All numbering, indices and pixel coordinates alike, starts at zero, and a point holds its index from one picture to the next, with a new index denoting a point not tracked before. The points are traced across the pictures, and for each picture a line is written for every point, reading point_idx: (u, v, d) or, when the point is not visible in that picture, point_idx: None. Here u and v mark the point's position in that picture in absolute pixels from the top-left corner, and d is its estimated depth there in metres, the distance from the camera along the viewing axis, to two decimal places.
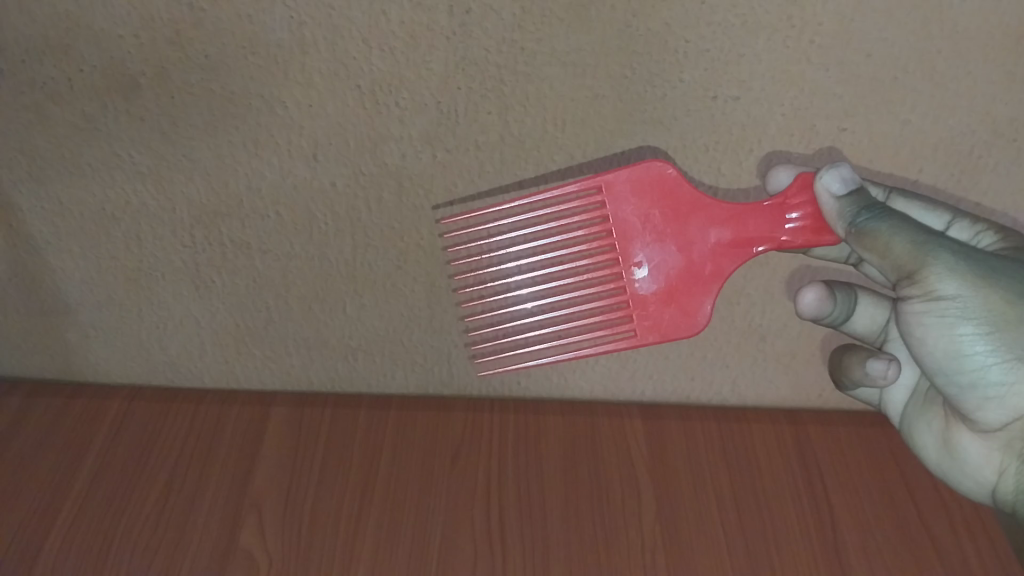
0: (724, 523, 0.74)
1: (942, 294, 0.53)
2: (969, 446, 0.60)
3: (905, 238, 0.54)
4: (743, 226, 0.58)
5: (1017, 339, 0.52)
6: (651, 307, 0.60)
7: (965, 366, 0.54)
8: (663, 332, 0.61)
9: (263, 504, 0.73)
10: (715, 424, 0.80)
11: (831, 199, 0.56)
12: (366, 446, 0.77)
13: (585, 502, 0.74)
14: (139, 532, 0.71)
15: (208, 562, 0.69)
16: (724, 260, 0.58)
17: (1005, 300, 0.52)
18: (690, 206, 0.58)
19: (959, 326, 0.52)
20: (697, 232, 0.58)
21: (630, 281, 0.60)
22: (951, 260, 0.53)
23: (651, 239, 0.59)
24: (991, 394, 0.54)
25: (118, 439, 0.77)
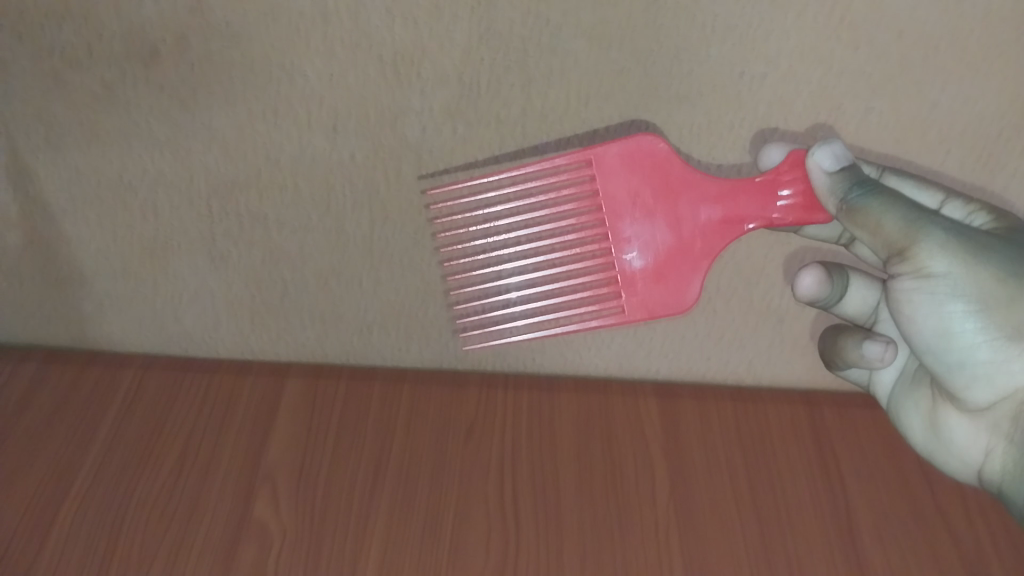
0: (737, 504, 0.74)
1: (932, 272, 0.52)
2: (955, 425, 0.59)
3: (896, 214, 0.53)
4: (734, 204, 0.57)
5: (1007, 318, 0.51)
6: (638, 283, 0.59)
7: (954, 344, 0.53)
8: (649, 310, 0.60)
9: (278, 479, 0.72)
10: (729, 405, 0.80)
11: (823, 175, 0.55)
12: (381, 418, 0.77)
13: (599, 480, 0.74)
14: (152, 501, 0.70)
15: (223, 533, 0.69)
16: (714, 237, 0.58)
17: (997, 279, 0.51)
18: (680, 181, 0.57)
19: (949, 303, 0.52)
20: (686, 208, 0.57)
21: (618, 257, 0.59)
22: (942, 238, 0.52)
23: (640, 215, 0.58)
24: (979, 372, 0.53)
25: (133, 408, 0.77)
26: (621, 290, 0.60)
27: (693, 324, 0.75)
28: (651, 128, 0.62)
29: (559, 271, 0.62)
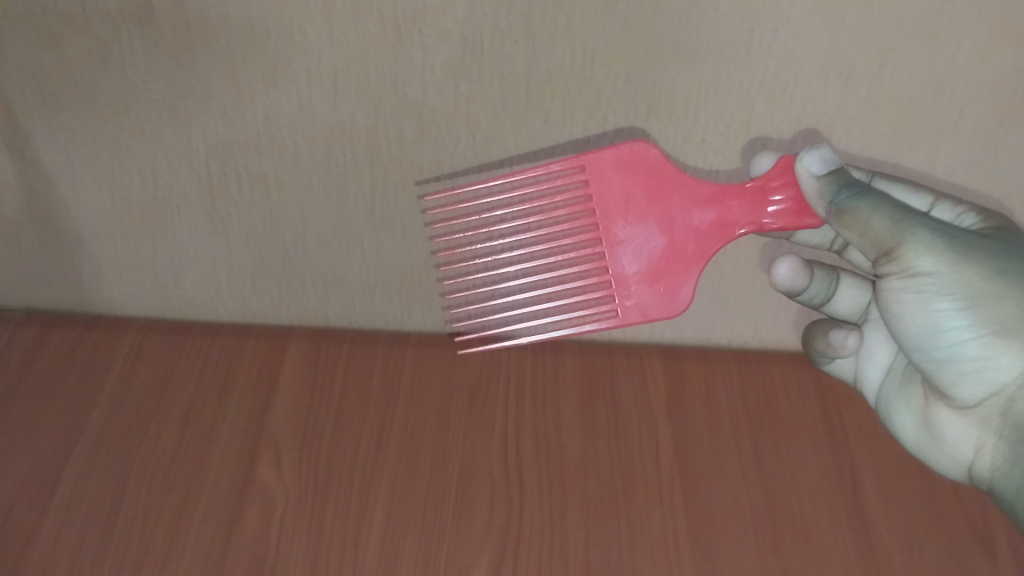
0: (743, 466, 0.73)
1: (919, 271, 0.51)
2: (946, 423, 0.57)
3: (885, 216, 0.52)
4: (725, 207, 0.56)
5: (994, 314, 0.51)
6: (632, 285, 0.58)
7: (942, 341, 0.52)
8: (644, 313, 0.58)
9: (280, 440, 0.71)
10: (734, 368, 0.80)
11: (811, 179, 0.54)
12: (385, 381, 0.76)
13: (603, 441, 0.74)
14: (156, 464, 0.69)
15: (227, 494, 0.67)
16: (708, 242, 0.56)
17: (983, 276, 0.51)
18: (669, 183, 0.56)
19: (937, 301, 0.51)
20: (678, 210, 0.56)
21: (609, 259, 0.58)
22: (929, 238, 0.51)
23: (629, 217, 0.57)
24: (968, 369, 0.52)
25: (133, 372, 0.76)
26: (615, 292, 0.58)
27: (699, 288, 0.75)
28: (642, 117, 0.62)
29: (556, 274, 0.61)
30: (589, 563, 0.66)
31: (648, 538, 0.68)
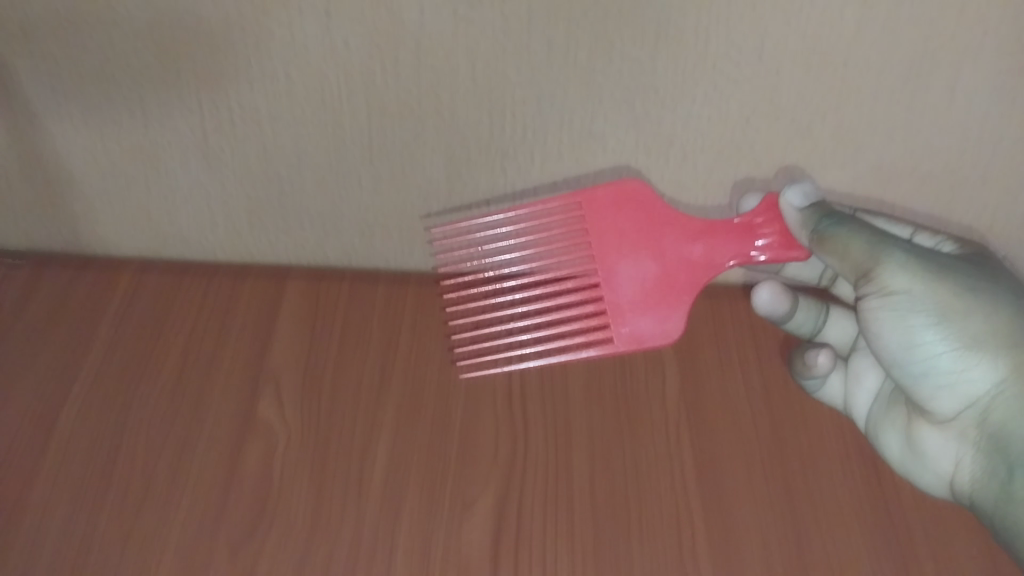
0: (750, 402, 0.72)
1: (894, 290, 0.57)
2: (926, 438, 0.61)
3: (861, 241, 0.59)
4: (715, 242, 0.64)
5: (964, 328, 0.56)
6: (626, 312, 0.64)
7: (919, 356, 0.57)
8: (634, 340, 0.64)
9: (281, 377, 0.70)
10: (741, 303, 0.79)
11: (793, 211, 0.62)
12: (387, 318, 0.75)
13: (608, 376, 0.73)
14: (155, 403, 0.68)
15: (228, 432, 0.66)
16: (696, 275, 0.64)
17: (953, 293, 0.57)
18: (664, 219, 0.64)
19: (911, 317, 0.57)
20: (670, 245, 0.64)
21: (606, 288, 0.64)
22: (903, 258, 0.58)
23: (627, 251, 0.64)
24: (943, 382, 0.57)
25: (129, 313, 0.75)
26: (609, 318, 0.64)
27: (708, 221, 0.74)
28: (650, 42, 0.59)
29: (554, 304, 0.66)
30: (595, 495, 0.64)
31: (654, 470, 0.66)
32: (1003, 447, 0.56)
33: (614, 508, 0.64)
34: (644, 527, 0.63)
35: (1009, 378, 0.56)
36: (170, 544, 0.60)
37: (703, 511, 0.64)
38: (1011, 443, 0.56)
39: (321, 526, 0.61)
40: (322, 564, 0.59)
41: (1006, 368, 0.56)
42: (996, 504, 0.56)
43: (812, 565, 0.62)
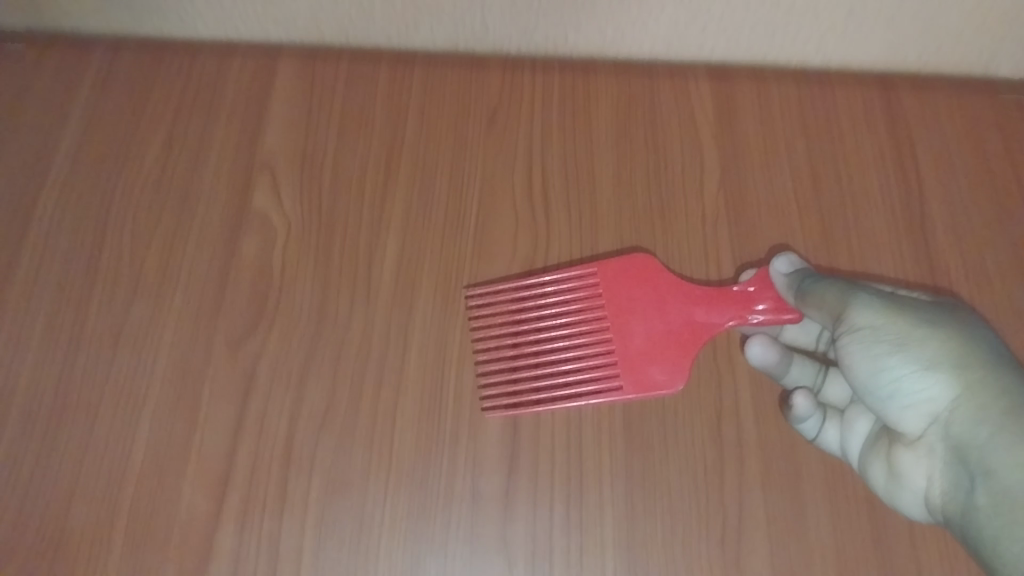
0: (799, 194, 0.63)
1: (858, 325, 0.47)
2: (899, 460, 0.48)
3: (837, 289, 0.50)
4: (715, 305, 0.55)
5: (928, 348, 0.45)
6: (636, 360, 0.54)
7: (881, 380, 0.46)
8: (643, 386, 0.53)
9: (277, 164, 0.63)
10: (793, 87, 0.68)
11: (781, 277, 0.55)
12: (391, 98, 0.66)
13: (641, 163, 0.64)
14: (139, 193, 0.61)
15: (221, 225, 0.60)
16: (704, 337, 0.54)
17: (922, 322, 0.46)
18: (666, 284, 0.56)
19: (875, 347, 0.46)
20: (673, 301, 0.55)
21: (610, 337, 0.55)
22: (872, 298, 0.48)
23: (626, 305, 0.56)
24: (908, 403, 0.46)
25: (106, 94, 0.66)
26: (618, 366, 0.54)
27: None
28: None
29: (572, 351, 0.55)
30: None
31: (689, 267, 0.60)
32: (968, 457, 0.43)
33: None
34: None
35: (975, 393, 0.44)
36: (163, 344, 0.55)
37: None
38: (974, 455, 0.43)
39: (326, 325, 0.56)
40: (330, 364, 0.55)
41: (973, 383, 0.44)
42: (962, 523, 0.44)
43: None
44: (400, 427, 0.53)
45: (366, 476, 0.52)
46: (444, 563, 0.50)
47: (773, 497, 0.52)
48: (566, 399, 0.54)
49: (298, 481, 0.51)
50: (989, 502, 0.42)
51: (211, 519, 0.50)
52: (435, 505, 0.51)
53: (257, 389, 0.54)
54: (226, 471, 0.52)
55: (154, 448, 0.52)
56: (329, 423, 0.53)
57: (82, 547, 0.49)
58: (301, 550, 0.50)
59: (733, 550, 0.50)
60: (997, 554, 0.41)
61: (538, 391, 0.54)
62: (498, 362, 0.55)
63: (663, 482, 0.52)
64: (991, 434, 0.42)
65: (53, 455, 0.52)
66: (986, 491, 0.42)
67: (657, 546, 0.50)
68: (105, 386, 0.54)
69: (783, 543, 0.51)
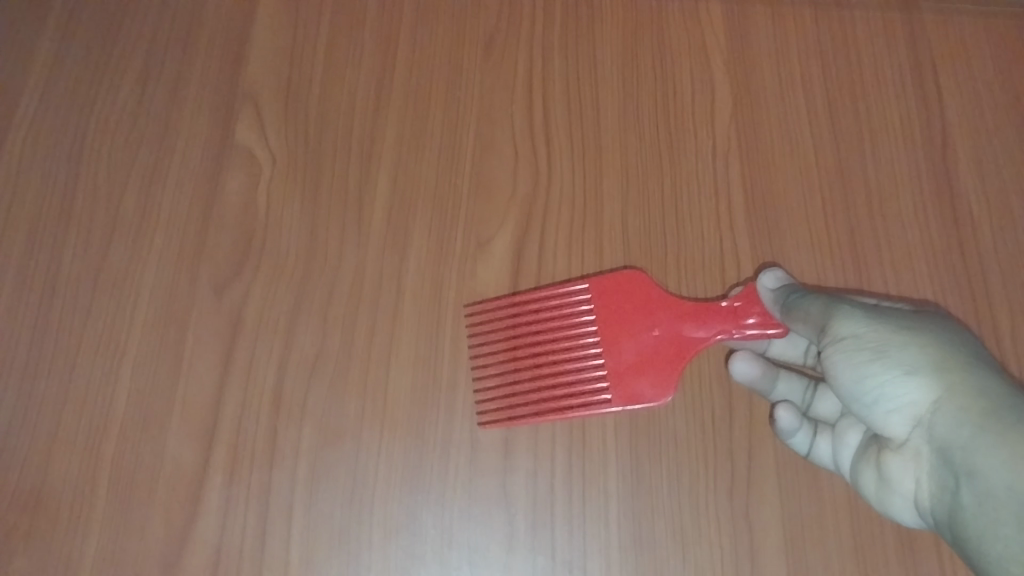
0: (816, 127, 0.59)
1: (837, 333, 0.42)
2: (888, 467, 0.43)
3: (818, 301, 0.45)
4: (701, 319, 0.50)
5: (911, 352, 0.40)
6: (617, 377, 0.49)
7: (864, 390, 0.41)
8: (631, 399, 0.49)
9: (260, 95, 0.58)
10: (812, 11, 0.63)
11: (766, 292, 0.49)
12: (380, 24, 0.61)
13: (648, 95, 0.59)
14: (115, 125, 0.57)
15: (202, 162, 0.56)
16: (692, 352, 0.49)
17: (905, 327, 0.41)
18: (645, 298, 0.51)
19: (857, 356, 0.41)
20: (655, 316, 0.50)
21: (594, 347, 0.50)
22: (853, 307, 0.43)
23: (603, 321, 0.50)
24: (891, 411, 0.41)
25: (77, 14, 0.61)
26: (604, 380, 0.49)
27: None
28: None
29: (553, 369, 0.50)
30: (627, 233, 0.55)
31: (698, 209, 0.56)
32: (952, 457, 0.38)
33: (650, 246, 0.55)
34: (681, 265, 0.54)
35: (960, 394, 0.39)
36: (144, 290, 0.53)
37: (750, 249, 0.55)
38: (957, 455, 0.38)
39: (316, 267, 0.53)
40: (320, 308, 0.52)
41: (958, 384, 0.39)
42: (952, 527, 0.39)
43: None
44: (394, 375, 0.51)
45: (359, 426, 0.50)
46: (440, 517, 0.48)
47: (783, 446, 0.50)
48: (552, 410, 0.49)
49: (288, 431, 0.49)
50: (974, 502, 0.37)
51: (198, 471, 0.48)
52: (430, 456, 0.49)
53: (243, 338, 0.51)
54: (213, 420, 0.49)
55: (137, 398, 0.50)
56: (319, 370, 0.51)
57: (66, 499, 0.48)
58: (292, 503, 0.48)
59: (741, 500, 0.49)
60: (982, 551, 0.36)
61: (523, 403, 0.50)
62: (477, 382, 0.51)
63: (668, 431, 0.50)
64: (975, 433, 0.37)
65: (32, 407, 0.50)
66: (973, 493, 0.37)
67: (662, 497, 0.49)
68: (84, 333, 0.51)
69: (792, 493, 0.49)
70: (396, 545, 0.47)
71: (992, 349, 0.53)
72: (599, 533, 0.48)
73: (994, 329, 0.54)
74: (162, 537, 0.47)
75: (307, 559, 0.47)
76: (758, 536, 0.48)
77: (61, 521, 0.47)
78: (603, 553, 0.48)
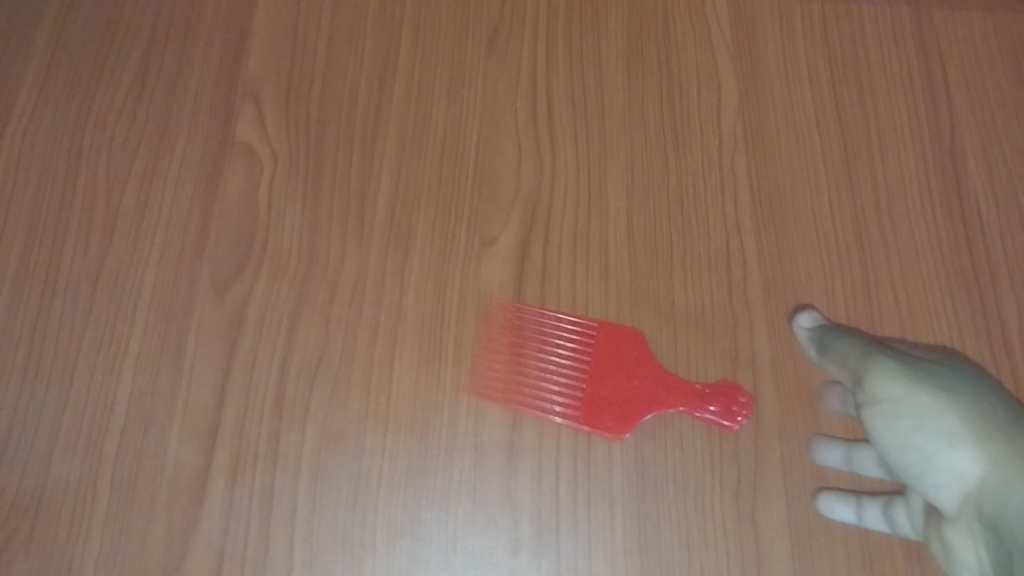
0: (823, 124, 0.58)
1: (879, 396, 0.44)
2: (934, 539, 0.43)
3: (857, 350, 0.48)
4: (674, 391, 0.50)
5: (953, 419, 0.42)
6: (584, 409, 0.50)
7: (907, 458, 0.42)
8: (593, 424, 0.50)
9: (260, 91, 0.58)
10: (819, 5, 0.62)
11: (802, 330, 0.52)
12: (382, 18, 0.60)
13: (654, 91, 0.59)
14: (114, 122, 0.56)
15: (202, 160, 0.56)
16: (650, 414, 0.50)
17: (947, 392, 0.43)
18: (641, 354, 0.51)
19: (900, 420, 0.43)
20: (638, 372, 0.51)
21: (582, 372, 0.51)
22: (893, 366, 0.45)
23: (597, 358, 0.51)
24: (937, 482, 0.41)
25: (75, 8, 0.60)
26: (572, 407, 0.50)
27: None
28: None
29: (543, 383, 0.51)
30: (632, 231, 0.54)
31: (703, 208, 0.55)
32: (1001, 530, 0.39)
33: (655, 244, 0.54)
34: (687, 264, 0.54)
35: (994, 459, 0.40)
36: (145, 290, 0.52)
37: (756, 247, 0.54)
38: (1006, 526, 0.39)
39: (317, 266, 0.53)
40: (322, 309, 0.52)
41: (1000, 454, 0.40)
42: None
43: (880, 310, 0.53)
44: (397, 376, 0.50)
45: (362, 428, 0.49)
46: (444, 521, 0.48)
47: (788, 449, 0.50)
48: (525, 411, 0.50)
49: (290, 434, 0.49)
50: None
51: (200, 474, 0.48)
52: (435, 460, 0.49)
53: (246, 338, 0.51)
54: (216, 422, 0.49)
55: (138, 400, 0.49)
56: (322, 371, 0.50)
57: (67, 502, 0.47)
58: (295, 506, 0.47)
59: (747, 505, 0.48)
60: None
61: (501, 396, 0.50)
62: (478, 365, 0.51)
63: (674, 434, 0.50)
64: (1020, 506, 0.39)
65: (32, 409, 0.49)
66: None
67: (667, 502, 0.48)
68: (84, 334, 0.51)
69: (798, 498, 0.49)
70: (400, 549, 0.47)
71: (999, 349, 0.53)
72: (604, 537, 0.48)
73: (1002, 330, 0.53)
74: (165, 540, 0.47)
75: (311, 562, 0.46)
76: (765, 541, 0.48)
77: (62, 524, 0.47)
78: (608, 557, 0.47)
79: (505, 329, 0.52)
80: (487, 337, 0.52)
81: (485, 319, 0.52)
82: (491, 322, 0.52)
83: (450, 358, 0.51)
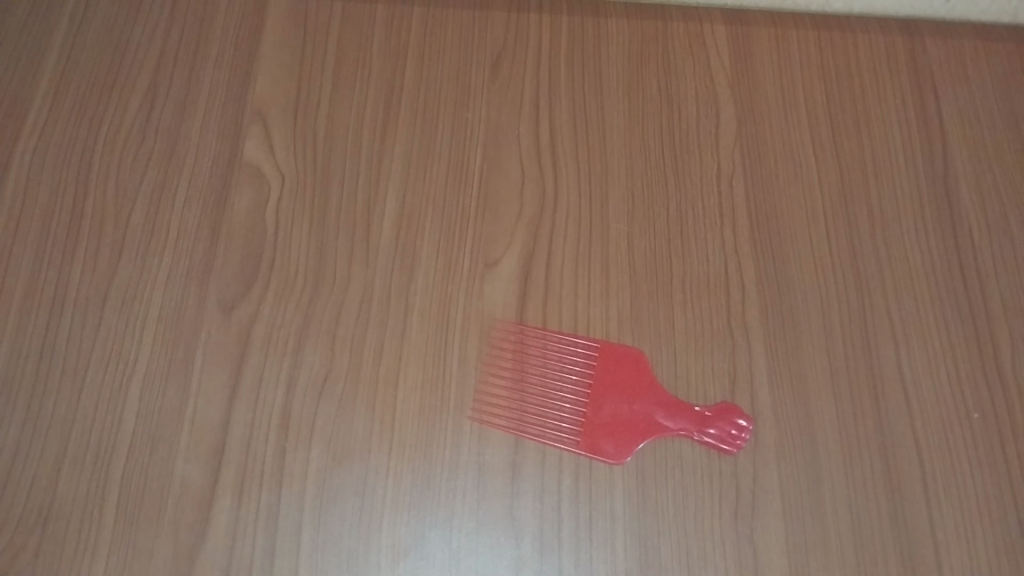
0: (820, 150, 0.60)
1: None
2: None
3: None
4: (675, 414, 0.51)
5: None
6: (587, 431, 0.51)
7: None
8: (594, 450, 0.51)
9: (268, 113, 0.59)
10: (815, 34, 0.64)
11: None
12: (389, 42, 0.61)
13: (654, 115, 0.60)
14: (124, 142, 0.57)
15: (211, 180, 0.56)
16: (651, 437, 0.51)
17: None
18: (643, 378, 0.52)
19: None
20: (640, 396, 0.52)
21: (583, 397, 0.52)
22: None
23: (600, 382, 0.52)
24: None
25: (86, 30, 0.61)
26: (575, 429, 0.51)
27: None
28: None
29: (549, 407, 0.52)
30: (633, 253, 0.55)
31: (701, 230, 0.56)
32: None
33: (656, 267, 0.55)
34: (686, 287, 0.55)
35: None
36: (153, 309, 0.53)
37: (755, 270, 0.55)
38: None
39: (324, 286, 0.53)
40: (328, 328, 0.52)
41: None
42: None
43: (876, 332, 0.54)
44: (402, 395, 0.51)
45: (367, 447, 0.50)
46: (448, 539, 0.48)
47: (787, 470, 0.51)
48: (526, 435, 0.51)
49: (296, 452, 0.49)
50: None
51: (207, 493, 0.48)
52: (439, 478, 0.49)
53: (252, 357, 0.52)
54: (222, 440, 0.50)
55: (145, 417, 0.50)
56: (329, 390, 0.51)
57: (74, 518, 0.48)
58: (301, 524, 0.48)
59: (746, 525, 0.49)
60: None
61: (503, 419, 0.51)
62: (483, 387, 0.52)
63: (674, 454, 0.51)
64: None
65: (39, 427, 0.50)
66: None
67: (667, 522, 0.49)
68: (93, 351, 0.51)
69: (797, 518, 0.49)
70: (403, 567, 0.47)
71: (992, 373, 0.54)
72: (605, 556, 0.48)
73: (994, 353, 0.54)
74: (171, 559, 0.47)
75: None
76: (764, 562, 0.48)
77: (70, 540, 0.47)
78: None
79: (510, 353, 0.53)
80: (493, 360, 0.52)
81: (490, 340, 0.53)
82: (496, 343, 0.53)
83: (455, 378, 0.52)
